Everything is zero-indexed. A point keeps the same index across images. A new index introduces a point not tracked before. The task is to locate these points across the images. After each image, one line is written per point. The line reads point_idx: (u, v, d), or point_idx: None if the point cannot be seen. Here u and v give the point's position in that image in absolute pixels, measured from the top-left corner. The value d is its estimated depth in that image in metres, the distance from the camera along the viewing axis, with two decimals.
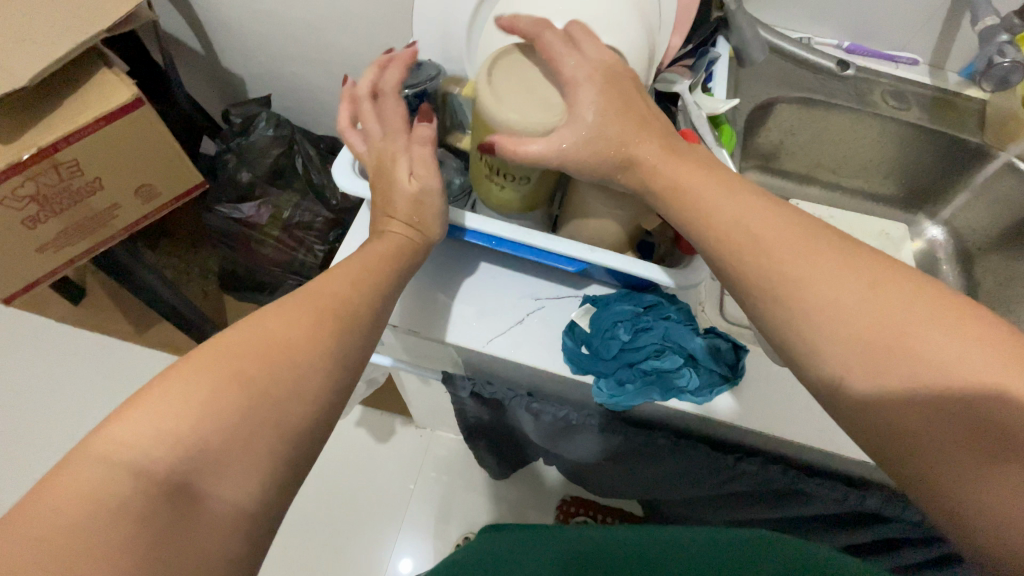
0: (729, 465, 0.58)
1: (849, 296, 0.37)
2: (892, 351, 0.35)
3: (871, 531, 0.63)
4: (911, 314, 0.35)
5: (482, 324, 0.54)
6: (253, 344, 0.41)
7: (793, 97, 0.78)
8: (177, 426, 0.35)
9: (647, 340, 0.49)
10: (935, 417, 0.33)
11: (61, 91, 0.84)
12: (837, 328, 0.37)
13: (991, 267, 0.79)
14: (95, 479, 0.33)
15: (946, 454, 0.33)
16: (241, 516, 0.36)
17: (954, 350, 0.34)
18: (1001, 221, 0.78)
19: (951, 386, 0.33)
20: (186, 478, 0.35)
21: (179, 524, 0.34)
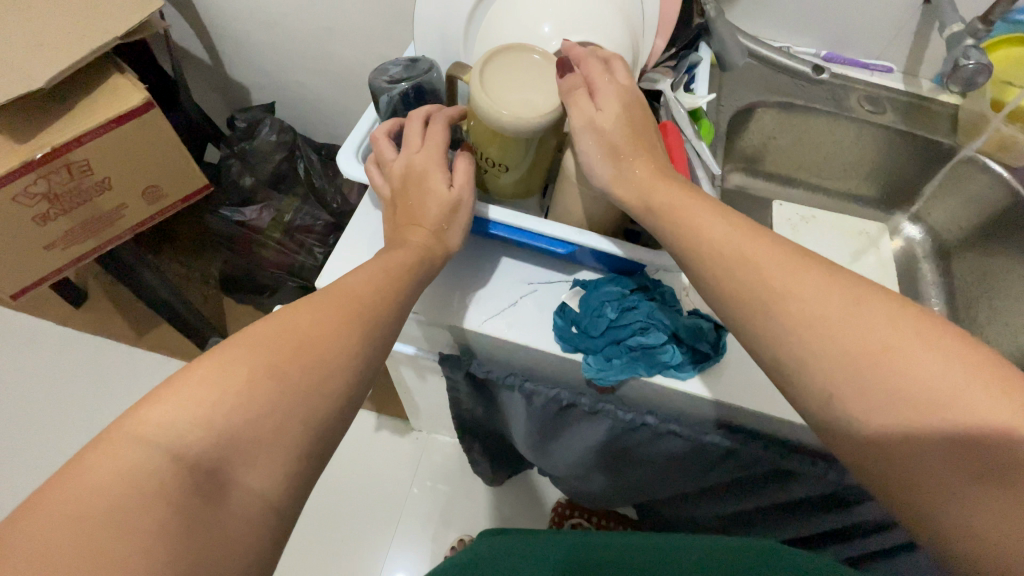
0: (717, 442, 0.59)
1: (823, 292, 0.40)
2: (868, 357, 0.37)
3: (854, 512, 0.65)
4: (887, 318, 0.38)
5: (478, 305, 0.57)
6: (272, 336, 0.43)
7: (772, 102, 0.82)
8: (204, 407, 0.38)
9: (633, 317, 0.52)
10: (919, 425, 0.35)
11: (74, 95, 0.88)
12: (828, 332, 0.39)
13: (969, 261, 0.82)
14: (133, 456, 0.35)
15: (927, 454, 0.35)
16: (263, 497, 0.39)
17: (932, 361, 0.36)
18: (977, 218, 0.82)
19: (931, 396, 0.35)
20: (215, 458, 0.38)
21: (207, 504, 0.36)
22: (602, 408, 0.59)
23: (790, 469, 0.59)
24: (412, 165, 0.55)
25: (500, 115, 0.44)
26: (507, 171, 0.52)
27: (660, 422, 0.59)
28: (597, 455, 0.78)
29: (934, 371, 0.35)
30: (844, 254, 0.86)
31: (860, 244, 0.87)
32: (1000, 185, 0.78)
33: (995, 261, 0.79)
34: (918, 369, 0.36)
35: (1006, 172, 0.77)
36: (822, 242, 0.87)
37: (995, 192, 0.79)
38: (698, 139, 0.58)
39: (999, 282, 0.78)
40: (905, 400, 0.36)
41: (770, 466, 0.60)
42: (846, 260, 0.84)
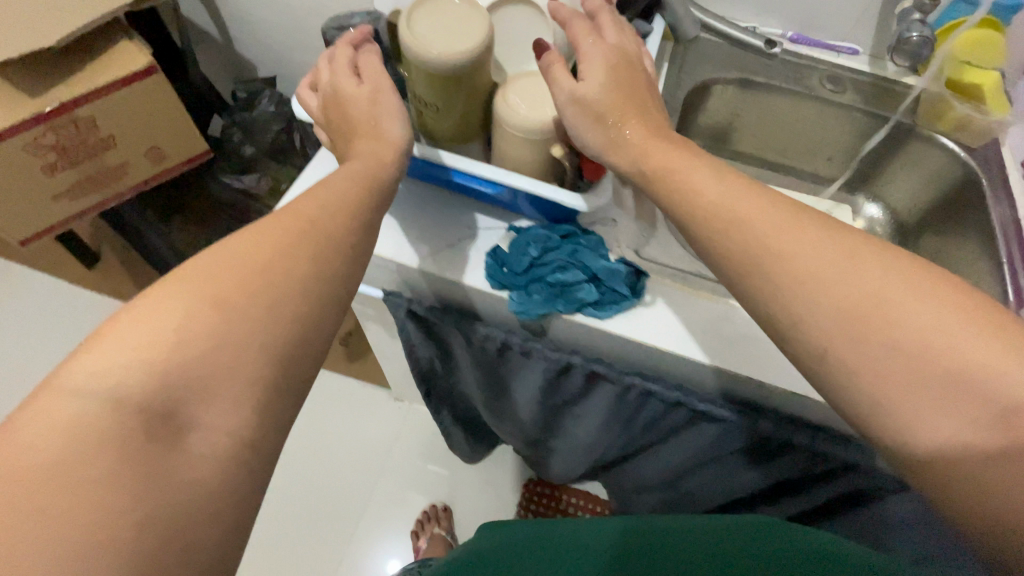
0: (637, 386, 0.62)
1: (819, 247, 0.43)
2: (856, 318, 0.40)
3: (779, 464, 0.66)
4: (882, 268, 0.41)
5: (417, 243, 0.61)
6: (212, 279, 0.43)
7: (732, 78, 0.84)
8: (148, 351, 0.38)
9: (554, 256, 0.55)
10: (923, 382, 0.37)
11: (83, 55, 0.95)
12: (824, 302, 0.41)
13: (924, 239, 0.83)
14: (73, 405, 0.35)
15: (943, 413, 0.37)
16: (223, 434, 0.39)
17: (928, 304, 0.39)
18: (932, 197, 0.83)
19: (929, 349, 0.38)
20: (165, 400, 0.38)
21: (152, 450, 0.37)
22: (529, 347, 0.62)
23: (708, 415, 0.61)
24: (332, 90, 0.58)
25: (426, 51, 0.49)
26: (442, 112, 0.55)
27: (583, 363, 0.61)
28: (545, 409, 0.81)
29: (925, 310, 0.39)
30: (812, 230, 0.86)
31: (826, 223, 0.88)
32: (955, 163, 0.79)
33: (947, 238, 0.80)
34: (911, 310, 0.39)
35: (959, 150, 0.78)
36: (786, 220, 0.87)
37: (949, 170, 0.80)
38: None
39: (948, 258, 0.79)
40: (916, 357, 0.38)
41: (690, 412, 0.62)
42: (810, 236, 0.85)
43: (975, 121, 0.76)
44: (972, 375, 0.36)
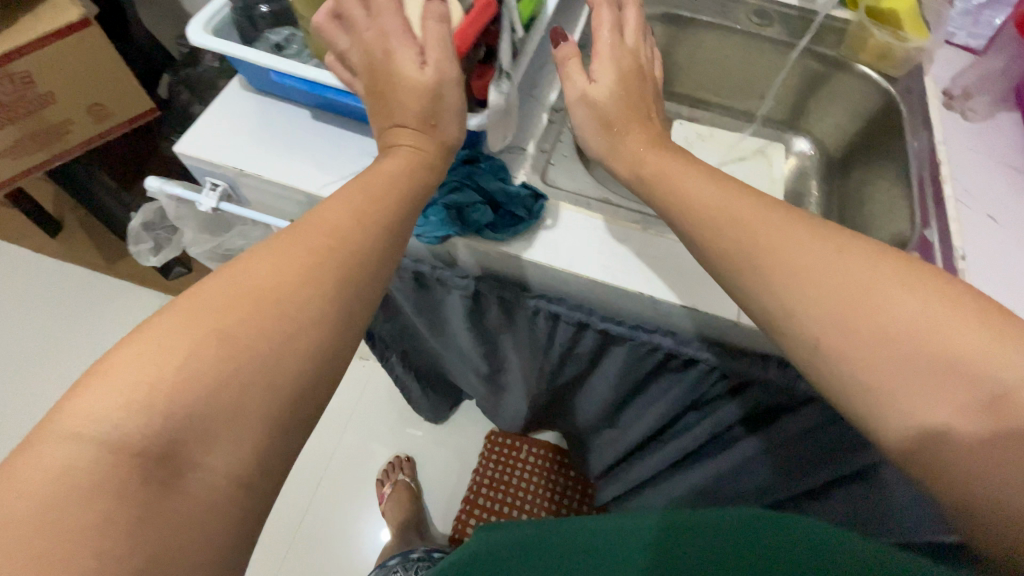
0: (542, 307, 0.64)
1: (807, 245, 0.43)
2: (847, 310, 0.40)
3: (686, 381, 0.69)
4: (867, 265, 0.41)
5: (322, 171, 0.61)
6: (216, 304, 0.37)
7: (656, 13, 0.84)
8: (142, 385, 0.33)
9: (448, 179, 0.57)
10: (919, 372, 0.36)
11: (14, 8, 0.94)
12: (810, 295, 0.41)
13: (848, 170, 0.86)
14: (62, 454, 0.31)
15: (933, 395, 0.36)
16: (229, 476, 0.34)
17: (913, 300, 0.38)
18: (858, 126, 0.85)
19: (922, 340, 0.37)
20: (169, 444, 0.33)
21: (155, 496, 0.32)
22: (440, 274, 0.65)
23: (611, 333, 0.64)
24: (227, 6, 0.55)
25: None
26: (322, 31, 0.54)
27: (489, 287, 0.64)
28: (478, 344, 0.84)
29: (910, 304, 0.38)
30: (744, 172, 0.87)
31: (755, 162, 0.89)
32: (876, 92, 0.80)
33: (868, 168, 0.82)
34: (894, 301, 0.38)
35: (880, 80, 0.79)
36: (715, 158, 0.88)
37: (871, 98, 0.81)
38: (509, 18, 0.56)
39: (868, 188, 0.81)
40: (910, 348, 0.37)
41: (595, 331, 0.64)
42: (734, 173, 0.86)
43: (894, 51, 0.76)
44: (954, 360, 0.36)
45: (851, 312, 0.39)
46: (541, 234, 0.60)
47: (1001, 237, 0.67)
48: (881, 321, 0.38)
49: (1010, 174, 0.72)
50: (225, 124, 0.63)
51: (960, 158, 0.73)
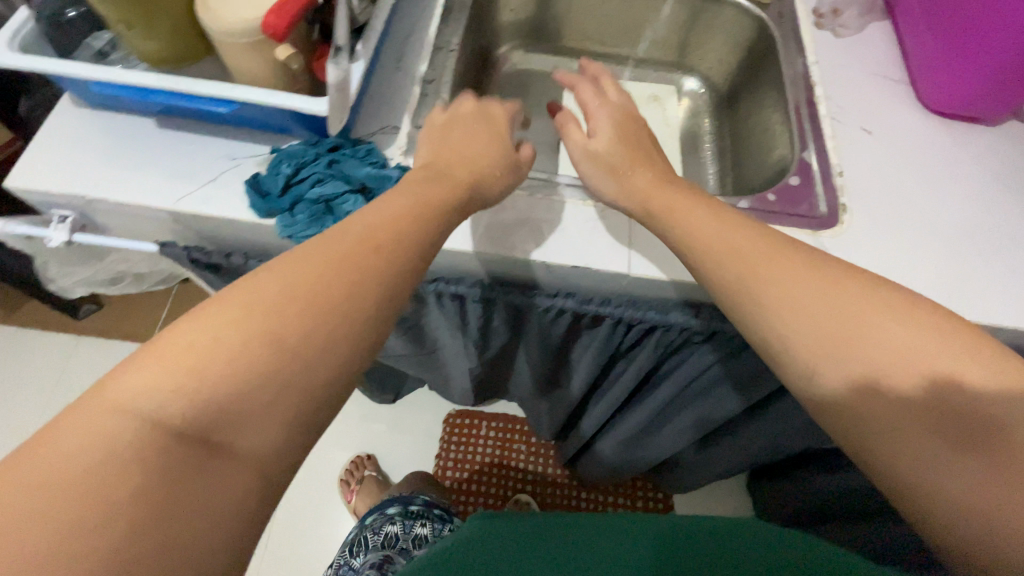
0: (443, 291, 0.63)
1: (800, 278, 0.44)
2: (848, 347, 0.40)
3: (601, 338, 0.70)
4: (860, 299, 0.42)
5: (177, 184, 0.57)
6: (257, 289, 0.35)
7: None
8: (188, 366, 0.31)
9: (309, 172, 0.54)
10: (909, 398, 0.37)
11: None
12: (805, 328, 0.41)
13: (735, 105, 0.88)
14: (109, 424, 0.29)
15: (927, 439, 0.36)
16: (256, 472, 0.32)
17: (908, 335, 0.39)
18: (739, 57, 0.86)
19: (912, 363, 0.38)
20: (206, 424, 0.31)
21: (188, 480, 0.30)
22: None
23: (515, 304, 0.64)
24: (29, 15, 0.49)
25: None
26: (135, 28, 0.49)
27: None
28: (401, 334, 0.83)
29: (907, 341, 0.39)
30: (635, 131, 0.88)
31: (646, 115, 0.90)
32: (750, 21, 0.81)
33: (752, 100, 0.84)
34: (893, 338, 0.39)
35: (753, 8, 0.80)
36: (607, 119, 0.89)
37: (747, 28, 0.82)
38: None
39: (754, 120, 0.83)
40: (901, 372, 0.38)
41: (501, 305, 0.64)
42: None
43: None
44: (936, 382, 0.37)
45: (849, 344, 0.40)
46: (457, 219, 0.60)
47: (877, 147, 0.69)
48: (882, 358, 0.39)
49: (883, 84, 0.74)
50: (59, 148, 0.57)
51: (833, 73, 0.75)
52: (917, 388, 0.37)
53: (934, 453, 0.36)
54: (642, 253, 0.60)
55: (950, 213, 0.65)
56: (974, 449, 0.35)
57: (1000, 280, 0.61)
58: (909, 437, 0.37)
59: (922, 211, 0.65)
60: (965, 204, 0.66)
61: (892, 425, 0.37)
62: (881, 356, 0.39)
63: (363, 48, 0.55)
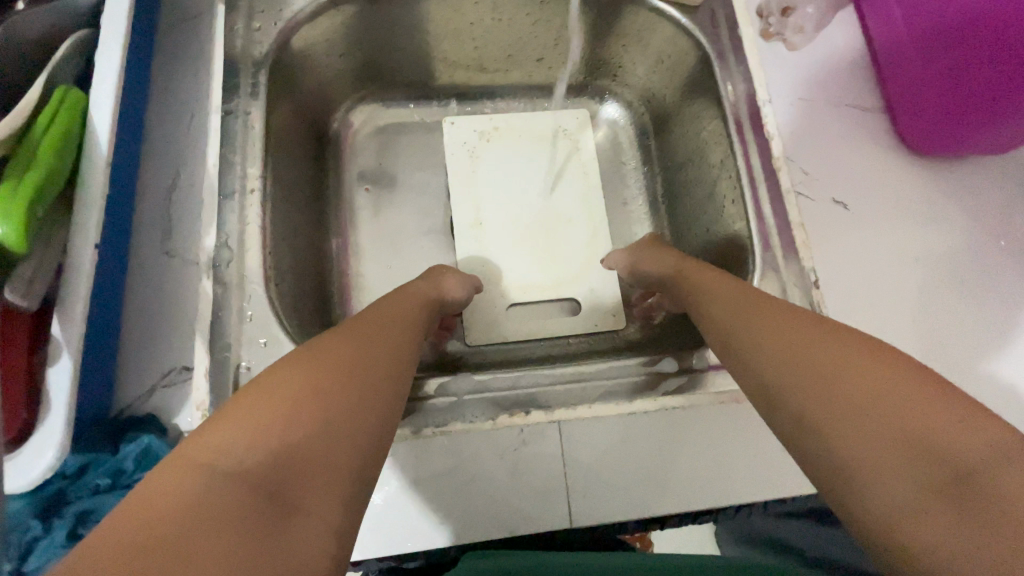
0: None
1: (778, 321, 0.35)
2: (827, 383, 0.30)
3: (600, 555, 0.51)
4: (840, 343, 0.32)
5: None
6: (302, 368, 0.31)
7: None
8: (269, 423, 0.28)
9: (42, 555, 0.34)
10: (892, 442, 0.27)
11: None
12: (784, 362, 0.32)
13: (665, 143, 0.67)
14: (193, 487, 0.25)
15: (902, 485, 0.26)
16: (330, 528, 0.27)
17: (889, 378, 0.29)
18: (667, 80, 0.63)
19: (903, 413, 0.28)
20: (276, 479, 0.26)
21: (261, 530, 0.25)
22: None
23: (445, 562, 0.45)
24: None
25: None
26: None
27: None
28: None
29: (886, 383, 0.29)
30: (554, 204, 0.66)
31: (562, 172, 0.67)
32: (679, 36, 0.58)
33: (684, 142, 0.63)
34: (870, 378, 0.29)
35: (680, 18, 0.57)
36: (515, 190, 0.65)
37: (675, 43, 0.59)
38: None
39: (690, 172, 0.63)
40: (884, 418, 0.28)
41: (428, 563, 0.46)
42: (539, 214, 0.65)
43: None
44: (931, 438, 0.27)
45: (822, 375, 0.31)
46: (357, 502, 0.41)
47: (848, 230, 0.53)
48: (853, 394, 0.29)
49: (854, 119, 0.56)
50: None
51: (790, 113, 0.56)
52: (901, 429, 0.27)
53: (904, 486, 0.26)
54: (596, 483, 0.43)
55: (946, 313, 0.51)
56: (972, 514, 0.24)
57: (1008, 402, 0.49)
58: (875, 463, 0.27)
59: (914, 321, 0.51)
60: (962, 297, 0.52)
61: (854, 435, 0.28)
62: (856, 390, 0.29)
63: (60, 331, 0.32)
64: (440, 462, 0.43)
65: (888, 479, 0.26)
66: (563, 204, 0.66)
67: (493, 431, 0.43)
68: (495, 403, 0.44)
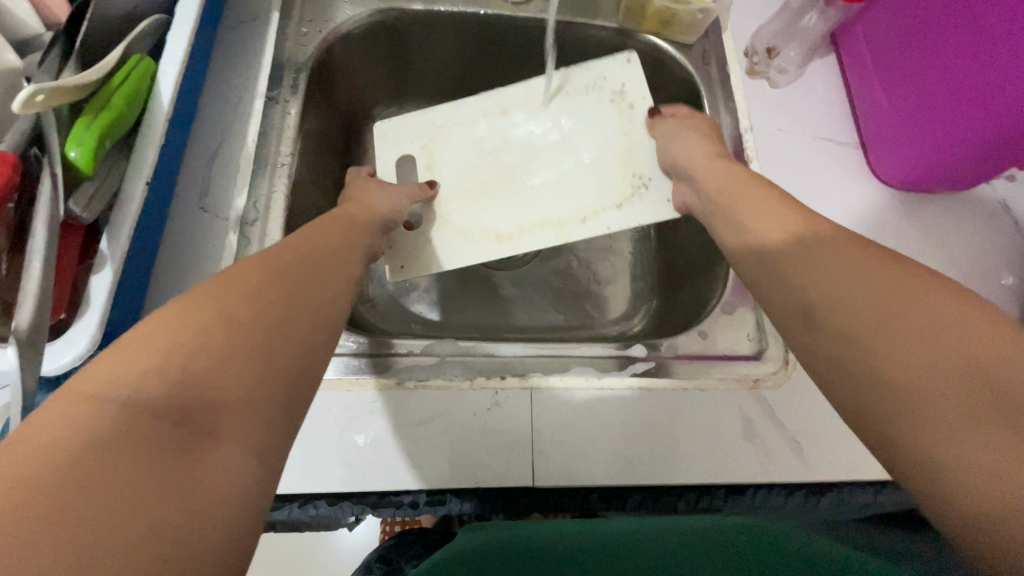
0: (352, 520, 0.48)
1: (829, 251, 0.35)
2: (877, 311, 0.30)
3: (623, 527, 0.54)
4: (901, 275, 0.31)
5: None
6: None
7: (378, 15, 0.60)
8: None
9: None
10: (939, 364, 0.26)
11: None
12: (840, 286, 0.33)
13: None
14: None
15: (938, 395, 0.25)
16: None
17: (944, 305, 0.29)
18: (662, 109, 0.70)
19: (943, 331, 0.27)
20: None
21: None
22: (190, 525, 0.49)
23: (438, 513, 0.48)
24: None
25: None
26: None
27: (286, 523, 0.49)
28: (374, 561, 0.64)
29: (947, 307, 0.28)
30: (595, 145, 0.59)
31: (595, 137, 0.59)
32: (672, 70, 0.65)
33: None
34: (924, 306, 0.29)
35: (673, 54, 0.64)
36: (515, 133, 0.60)
37: (669, 76, 0.66)
38: (38, 230, 0.33)
39: None
40: (939, 352, 0.27)
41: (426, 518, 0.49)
42: (544, 166, 0.59)
43: (678, 15, 0.60)
44: (981, 354, 0.26)
45: (883, 303, 0.30)
46: (351, 441, 0.45)
47: None
48: (908, 317, 0.29)
49: (829, 151, 0.62)
50: None
51: (771, 140, 0.61)
52: (964, 352, 0.26)
53: (944, 402, 0.25)
54: (558, 443, 0.47)
55: None
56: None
57: None
58: (920, 383, 0.26)
59: None
60: None
61: (904, 358, 0.28)
62: (909, 316, 0.29)
63: (107, 246, 0.38)
64: (417, 411, 0.47)
65: (925, 391, 0.26)
66: (594, 174, 0.58)
67: (470, 391, 0.47)
68: (474, 367, 0.49)
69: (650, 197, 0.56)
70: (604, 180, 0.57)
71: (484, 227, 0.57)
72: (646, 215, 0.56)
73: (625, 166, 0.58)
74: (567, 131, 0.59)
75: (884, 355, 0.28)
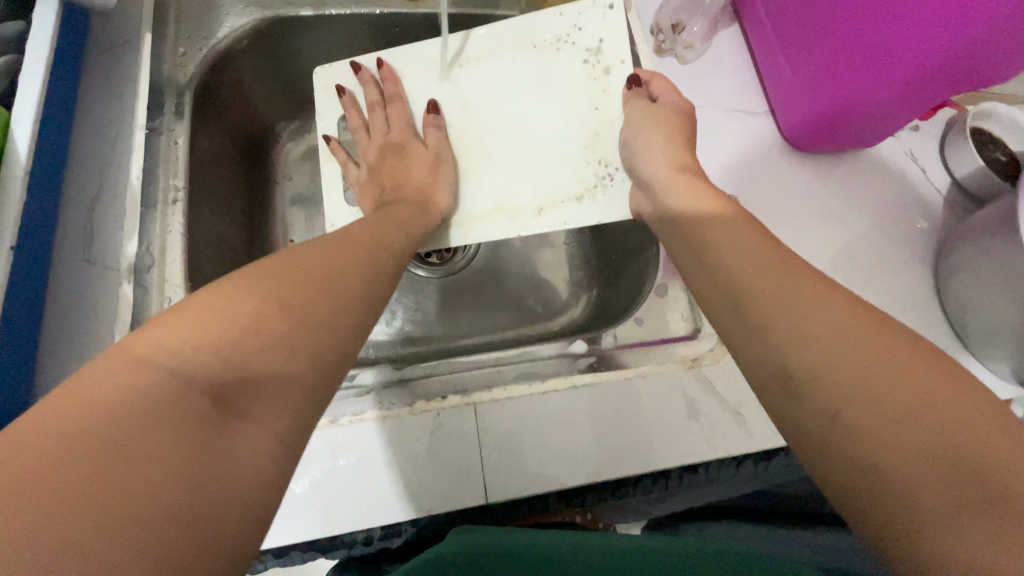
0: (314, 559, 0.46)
1: (784, 286, 0.33)
2: (863, 387, 0.27)
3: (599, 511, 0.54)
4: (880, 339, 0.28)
5: None
6: None
7: (263, 24, 0.56)
8: None
9: None
10: (937, 468, 0.24)
11: None
12: (817, 349, 0.29)
13: None
14: None
15: (947, 511, 0.23)
16: None
17: (934, 386, 0.26)
18: None
19: (939, 421, 0.25)
20: None
21: None
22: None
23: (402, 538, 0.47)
24: None
25: None
26: None
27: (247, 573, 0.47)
28: None
29: (939, 390, 0.26)
30: (549, 117, 0.50)
31: (552, 105, 0.50)
32: None
33: None
34: (914, 386, 0.26)
35: None
36: (502, 87, 0.51)
37: None
38: None
39: None
40: (931, 449, 0.24)
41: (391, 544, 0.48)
42: (498, 140, 0.51)
43: None
44: (983, 454, 0.23)
45: (868, 379, 0.27)
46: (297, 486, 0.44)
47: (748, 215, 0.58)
48: (900, 400, 0.26)
49: (741, 122, 0.63)
50: None
51: None
52: (964, 456, 0.24)
53: (947, 515, 0.23)
54: (508, 456, 0.46)
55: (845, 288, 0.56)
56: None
57: None
58: (920, 489, 0.24)
59: None
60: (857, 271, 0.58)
61: (898, 454, 0.25)
62: (901, 399, 0.26)
63: None
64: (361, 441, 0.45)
65: (925, 502, 0.24)
66: (547, 151, 0.50)
67: (408, 415, 0.46)
68: (412, 393, 0.48)
69: (615, 190, 0.49)
70: (562, 163, 0.50)
71: (480, 200, 0.51)
72: (607, 213, 0.49)
73: (590, 142, 0.50)
74: (525, 95, 0.51)
75: (877, 451, 0.25)
